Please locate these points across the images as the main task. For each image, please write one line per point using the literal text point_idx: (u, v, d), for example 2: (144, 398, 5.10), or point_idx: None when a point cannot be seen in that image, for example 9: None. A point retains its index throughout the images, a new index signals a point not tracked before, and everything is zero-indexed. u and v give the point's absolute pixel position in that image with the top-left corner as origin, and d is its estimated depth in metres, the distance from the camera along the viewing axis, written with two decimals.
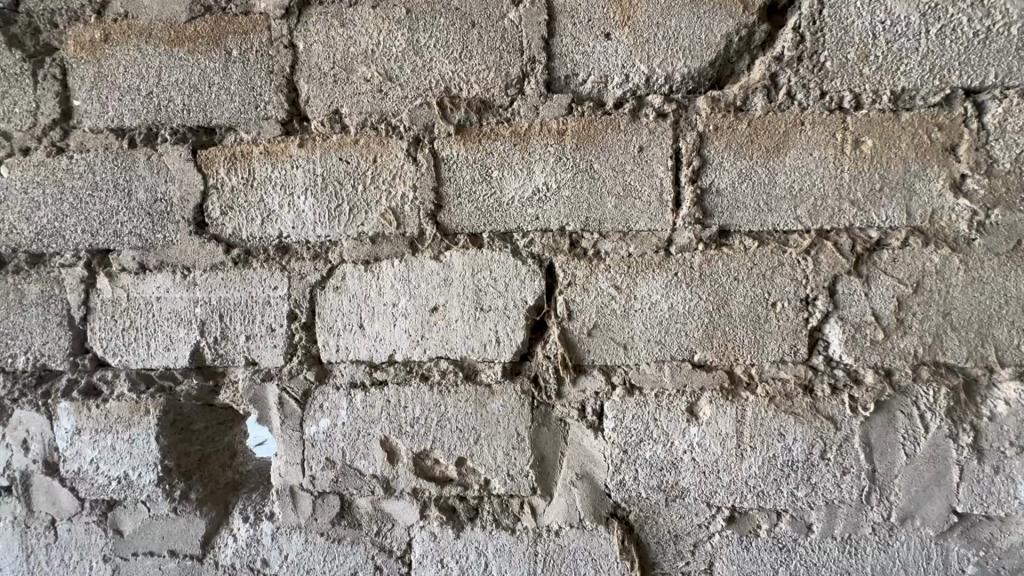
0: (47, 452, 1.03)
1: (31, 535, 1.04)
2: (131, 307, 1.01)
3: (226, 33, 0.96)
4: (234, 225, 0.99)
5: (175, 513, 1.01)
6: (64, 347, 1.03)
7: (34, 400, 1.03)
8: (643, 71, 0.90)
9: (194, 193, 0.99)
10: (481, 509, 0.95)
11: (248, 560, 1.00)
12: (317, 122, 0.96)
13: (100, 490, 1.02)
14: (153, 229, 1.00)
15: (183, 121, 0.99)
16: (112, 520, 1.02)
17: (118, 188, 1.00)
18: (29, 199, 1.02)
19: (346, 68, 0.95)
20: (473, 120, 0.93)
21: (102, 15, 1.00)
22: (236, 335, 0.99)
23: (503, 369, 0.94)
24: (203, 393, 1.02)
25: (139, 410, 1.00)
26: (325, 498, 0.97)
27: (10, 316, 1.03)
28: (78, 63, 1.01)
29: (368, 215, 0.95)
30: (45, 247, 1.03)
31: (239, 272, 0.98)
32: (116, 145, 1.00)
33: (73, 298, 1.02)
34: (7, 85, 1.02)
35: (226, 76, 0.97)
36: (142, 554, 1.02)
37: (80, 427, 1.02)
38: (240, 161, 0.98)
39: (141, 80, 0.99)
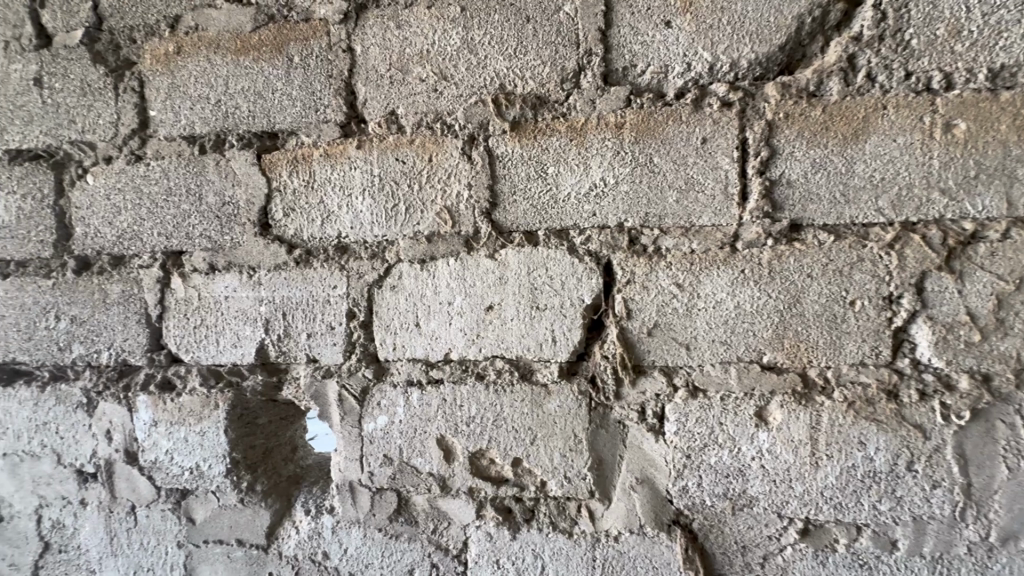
0: (128, 442, 1.10)
1: (114, 520, 1.11)
2: (201, 306, 1.06)
3: (288, 40, 0.99)
4: (295, 226, 1.01)
5: (242, 504, 1.05)
6: (142, 343, 1.09)
7: (117, 393, 1.10)
8: (706, 59, 0.86)
9: (259, 195, 1.02)
10: (537, 511, 0.94)
11: (310, 552, 1.03)
12: (374, 124, 0.97)
13: (174, 479, 1.08)
14: (222, 231, 1.04)
15: (248, 127, 1.03)
16: (185, 508, 1.08)
17: (190, 193, 1.05)
18: (112, 205, 1.09)
19: (402, 69, 0.96)
20: (528, 116, 0.91)
21: (174, 29, 1.05)
22: (298, 333, 1.02)
23: (560, 369, 0.92)
24: (267, 389, 1.05)
25: (209, 404, 1.05)
26: (383, 494, 0.98)
27: (95, 314, 1.11)
28: (154, 76, 1.06)
29: (424, 214, 0.96)
30: (125, 250, 1.09)
31: (301, 272, 1.01)
32: (188, 152, 1.06)
33: (150, 297, 1.08)
34: (93, 99, 1.10)
35: (289, 82, 1.00)
36: (212, 542, 1.07)
37: (157, 419, 1.08)
38: (301, 164, 1.01)
39: (210, 89, 1.04)
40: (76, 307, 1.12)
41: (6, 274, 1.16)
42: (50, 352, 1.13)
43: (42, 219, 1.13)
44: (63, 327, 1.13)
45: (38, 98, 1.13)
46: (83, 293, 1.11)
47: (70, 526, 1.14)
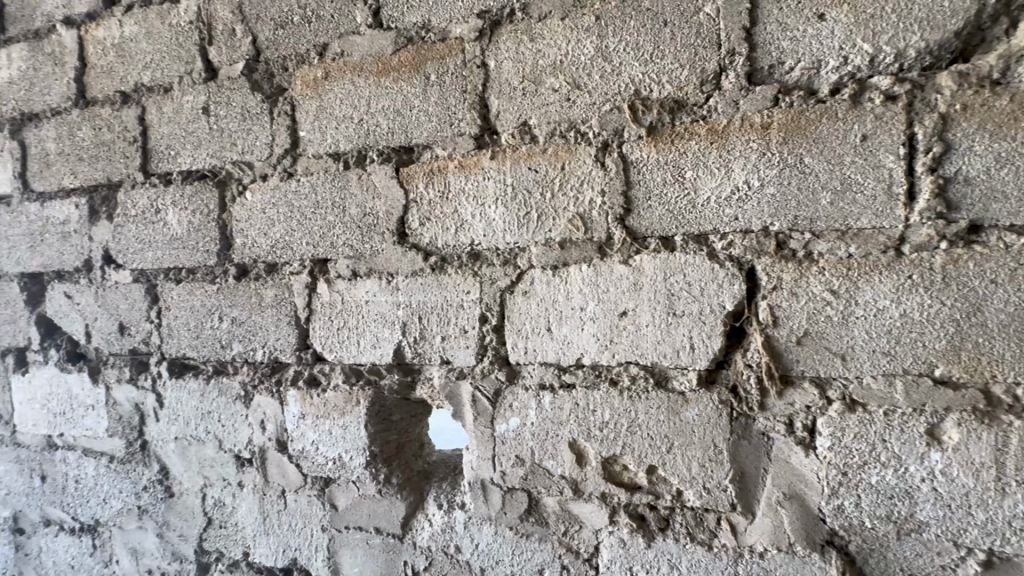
0: (280, 432, 1.21)
1: (267, 501, 1.23)
2: (344, 309, 1.14)
3: (426, 60, 1.06)
4: (431, 235, 1.07)
5: (380, 495, 1.12)
6: (292, 343, 1.20)
7: (270, 387, 1.22)
8: (866, 51, 0.81)
9: (397, 206, 1.09)
10: (672, 520, 0.92)
11: (442, 544, 1.08)
12: (508, 135, 1.01)
13: (320, 468, 1.17)
14: (363, 240, 1.12)
15: (388, 143, 1.10)
16: (329, 495, 1.17)
17: (335, 205, 1.15)
18: (267, 217, 1.22)
19: (535, 81, 0.98)
20: (665, 121, 0.91)
21: (322, 56, 1.15)
22: (433, 335, 1.07)
23: (698, 378, 0.90)
24: (402, 387, 1.12)
25: (352, 400, 1.14)
26: (514, 494, 1.01)
27: (252, 315, 1.24)
28: (304, 100, 1.17)
29: (556, 222, 0.98)
30: (278, 258, 1.21)
31: (436, 278, 1.06)
32: (333, 168, 1.15)
33: (299, 301, 1.19)
34: (252, 123, 1.23)
35: (426, 98, 1.06)
36: (353, 528, 1.15)
37: (304, 412, 1.18)
38: (437, 176, 1.06)
39: (354, 109, 1.12)
40: (236, 309, 1.25)
41: (179, 281, 1.32)
42: (215, 349, 1.28)
43: (209, 232, 1.28)
44: (225, 327, 1.27)
45: (206, 125, 1.28)
46: (241, 297, 1.25)
47: (228, 505, 1.28)
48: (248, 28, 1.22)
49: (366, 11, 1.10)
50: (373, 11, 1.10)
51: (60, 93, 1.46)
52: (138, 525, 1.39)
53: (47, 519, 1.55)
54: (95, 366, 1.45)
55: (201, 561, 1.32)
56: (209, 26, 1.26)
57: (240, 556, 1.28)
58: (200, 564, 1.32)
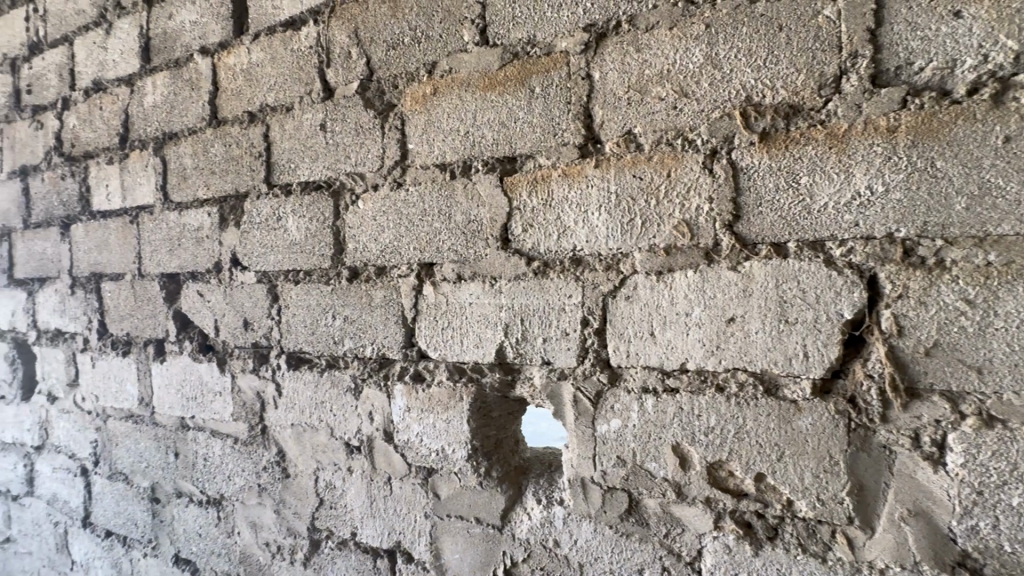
0: (387, 423, 1.31)
1: (374, 486, 1.33)
2: (448, 310, 1.22)
3: (531, 74, 1.10)
4: (533, 240, 1.12)
5: (480, 486, 1.19)
6: (399, 340, 1.29)
7: (378, 381, 1.32)
8: (1010, 48, 0.76)
9: (501, 213, 1.15)
10: (782, 530, 0.91)
11: (541, 538, 1.12)
12: (612, 143, 1.03)
13: (424, 458, 1.26)
14: (468, 245, 1.19)
15: (493, 154, 1.16)
16: (432, 484, 1.25)
17: (441, 213, 1.22)
18: (378, 224, 1.31)
19: (641, 90, 1.00)
20: (779, 126, 0.90)
21: (432, 73, 1.23)
22: (534, 337, 1.12)
23: (812, 387, 0.88)
24: (503, 385, 1.17)
25: (455, 396, 1.21)
26: (614, 493, 1.04)
27: (362, 314, 1.34)
28: (413, 115, 1.26)
29: (661, 228, 0.99)
30: (387, 262, 1.30)
31: (539, 282, 1.11)
32: (440, 178, 1.22)
33: (406, 302, 1.27)
34: (365, 137, 1.33)
35: (530, 110, 1.11)
36: (454, 517, 1.22)
37: (410, 405, 1.27)
38: (540, 184, 1.10)
39: (461, 122, 1.19)
40: (348, 309, 1.36)
41: (297, 282, 1.45)
42: (328, 345, 1.40)
43: (325, 237, 1.40)
44: (338, 325, 1.38)
45: (323, 140, 1.40)
46: (353, 297, 1.35)
47: (338, 488, 1.39)
48: (363, 50, 1.32)
49: (474, 30, 1.17)
50: (480, 30, 1.16)
51: (196, 115, 1.66)
52: (258, 501, 1.55)
53: (179, 491, 1.75)
54: (222, 356, 1.62)
55: (313, 537, 1.45)
56: (327, 50, 1.38)
57: (348, 536, 1.39)
58: (312, 540, 1.45)
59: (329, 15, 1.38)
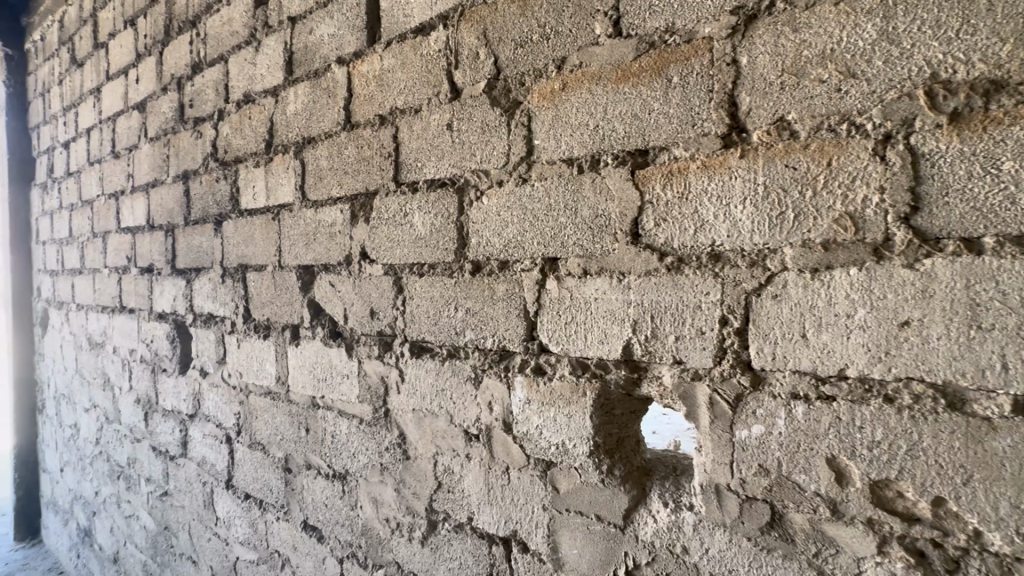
0: (506, 414, 1.34)
1: (492, 475, 1.37)
2: (572, 305, 1.21)
3: (669, 63, 1.07)
4: (666, 235, 1.08)
5: (602, 484, 1.17)
6: (521, 334, 1.31)
7: (499, 372, 1.35)
8: None
9: (631, 208, 1.12)
10: (965, 564, 0.81)
11: (668, 543, 1.08)
12: (761, 132, 0.97)
13: (543, 451, 1.27)
14: (594, 240, 1.18)
15: (623, 147, 1.14)
16: (551, 477, 1.26)
17: (567, 208, 1.22)
18: (501, 219, 1.34)
19: (798, 74, 0.93)
20: (976, 105, 0.79)
21: (561, 68, 1.23)
22: (666, 334, 1.08)
23: (1012, 403, 0.77)
24: (628, 383, 1.15)
25: (578, 391, 1.21)
26: (755, 504, 0.98)
27: (485, 307, 1.38)
28: (540, 111, 1.27)
29: (817, 221, 0.91)
30: (510, 256, 1.33)
31: (672, 278, 1.07)
32: (567, 172, 1.22)
33: (529, 296, 1.29)
34: (490, 135, 1.36)
35: (667, 101, 1.07)
36: (573, 512, 1.22)
37: (530, 398, 1.29)
38: (676, 177, 1.06)
39: (590, 116, 1.18)
40: (470, 301, 1.41)
41: (421, 274, 1.53)
42: (450, 335, 1.46)
43: (449, 232, 1.46)
44: (459, 317, 1.43)
45: (449, 139, 1.46)
46: (475, 290, 1.40)
47: (456, 473, 1.45)
48: (491, 50, 1.36)
49: (607, 23, 1.15)
50: (613, 21, 1.14)
51: (332, 120, 1.80)
52: (380, 479, 1.65)
53: (309, 463, 1.93)
54: (350, 343, 1.75)
55: (431, 518, 1.52)
56: (456, 52, 1.44)
57: (464, 520, 1.44)
58: (430, 520, 1.52)
59: (459, 18, 1.43)
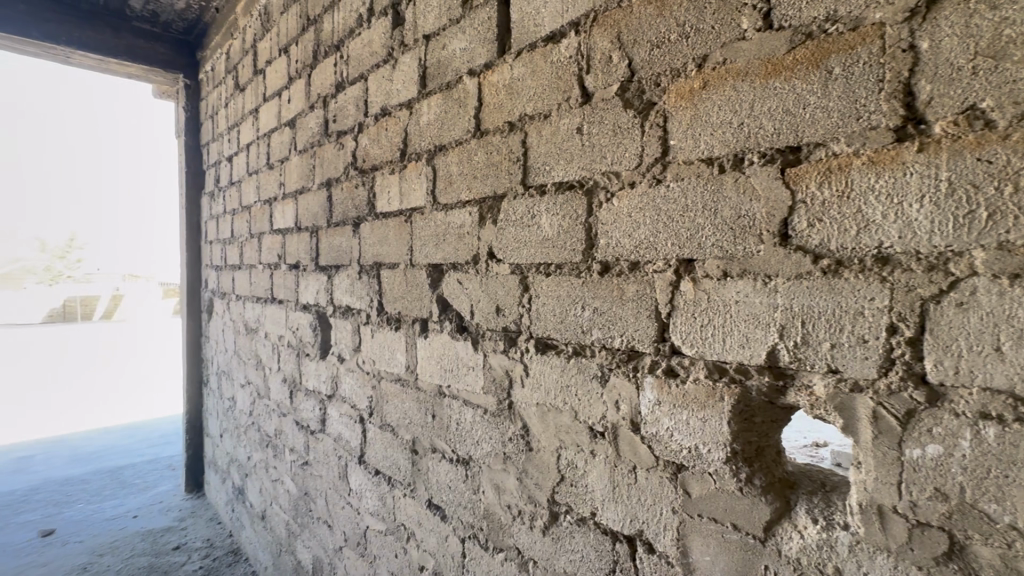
0: (634, 414, 1.35)
1: (618, 473, 1.38)
2: (709, 307, 1.19)
3: (829, 54, 1.01)
4: (822, 236, 1.02)
5: (740, 492, 1.14)
6: (652, 335, 1.31)
7: (627, 372, 1.36)
8: None
9: (780, 208, 1.08)
10: None
11: (817, 562, 1.02)
12: (945, 122, 0.88)
13: (674, 453, 1.26)
14: (736, 242, 1.15)
15: (772, 145, 1.09)
16: (682, 480, 1.25)
17: (706, 208, 1.20)
18: (633, 221, 1.35)
19: (997, 56, 0.83)
20: None
21: (701, 66, 1.21)
22: (819, 341, 1.02)
23: None
24: (772, 391, 1.10)
25: (714, 396, 1.18)
26: (928, 530, 0.89)
27: (613, 307, 1.40)
28: (677, 110, 1.26)
29: (1019, 220, 0.81)
30: (641, 257, 1.33)
31: (828, 282, 1.01)
32: (706, 172, 1.20)
33: (662, 297, 1.28)
34: (622, 137, 1.38)
35: (826, 94, 1.01)
36: (706, 518, 1.20)
37: (661, 400, 1.28)
38: (835, 174, 1.00)
39: (734, 114, 1.15)
40: (598, 301, 1.44)
41: (548, 274, 1.59)
42: (576, 333, 1.50)
43: (577, 233, 1.50)
44: (587, 316, 1.47)
45: (579, 142, 1.49)
46: (604, 290, 1.42)
47: (580, 468, 1.49)
48: (624, 53, 1.37)
49: (756, 16, 1.11)
50: (763, 14, 1.10)
51: (463, 128, 1.93)
52: (503, 467, 1.74)
53: (434, 447, 2.08)
54: (475, 337, 1.87)
55: (552, 509, 1.58)
56: (587, 57, 1.47)
57: (587, 514, 1.47)
58: (552, 511, 1.58)
59: (591, 24, 1.46)
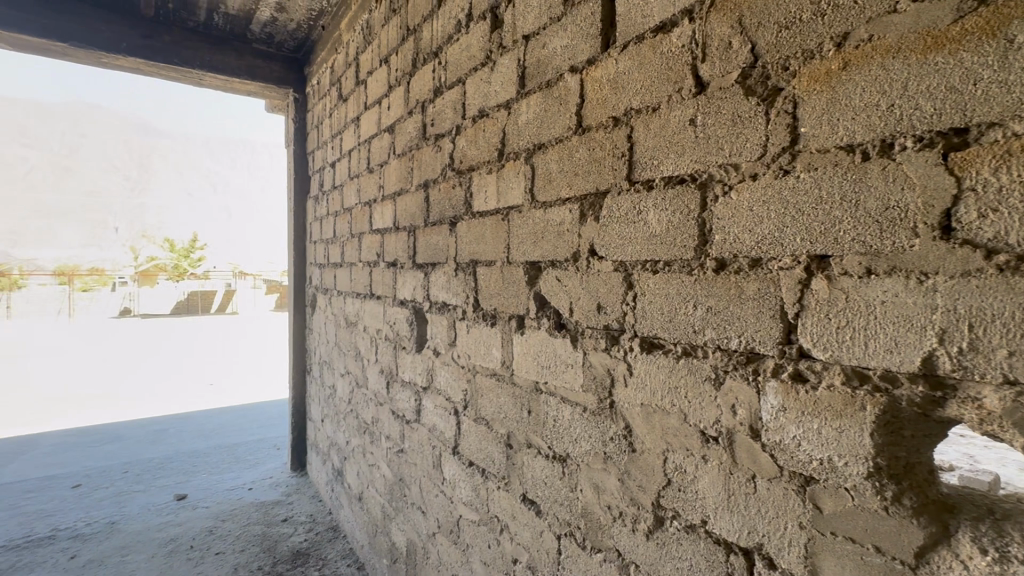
0: (753, 420, 1.27)
1: (734, 481, 1.32)
2: (848, 308, 1.09)
3: (1010, 21, 0.88)
4: (997, 229, 0.90)
5: (885, 512, 1.04)
6: (776, 336, 1.23)
7: (746, 375, 1.29)
8: None
9: (941, 198, 0.96)
10: None
11: None
12: None
13: (801, 465, 1.18)
14: (883, 236, 1.04)
15: (931, 127, 0.98)
16: (811, 494, 1.16)
17: (845, 200, 1.10)
18: (754, 215, 1.28)
19: None
20: None
21: (841, 45, 1.11)
22: (992, 348, 0.90)
23: None
24: (926, 402, 0.99)
25: (853, 404, 1.08)
26: None
27: (730, 305, 1.33)
28: (811, 95, 1.17)
29: None
30: (764, 253, 1.25)
31: (1006, 282, 0.89)
32: (846, 161, 1.10)
33: (788, 297, 1.20)
34: (743, 127, 1.30)
35: (1005, 67, 0.89)
36: (841, 537, 1.10)
37: (787, 406, 1.20)
38: (1017, 157, 0.88)
39: (883, 95, 1.05)
40: (712, 300, 1.37)
41: (655, 271, 1.54)
42: (687, 333, 1.44)
43: (689, 229, 1.44)
44: (699, 315, 1.41)
45: (692, 134, 1.43)
46: (719, 288, 1.36)
47: (689, 473, 1.43)
48: (747, 38, 1.30)
49: None
50: None
51: (563, 126, 1.93)
52: (603, 467, 1.73)
53: (530, 443, 2.11)
54: (574, 334, 1.86)
55: (657, 513, 1.53)
56: (703, 45, 1.40)
57: (697, 522, 1.41)
58: (657, 515, 1.53)
59: (707, 10, 1.39)
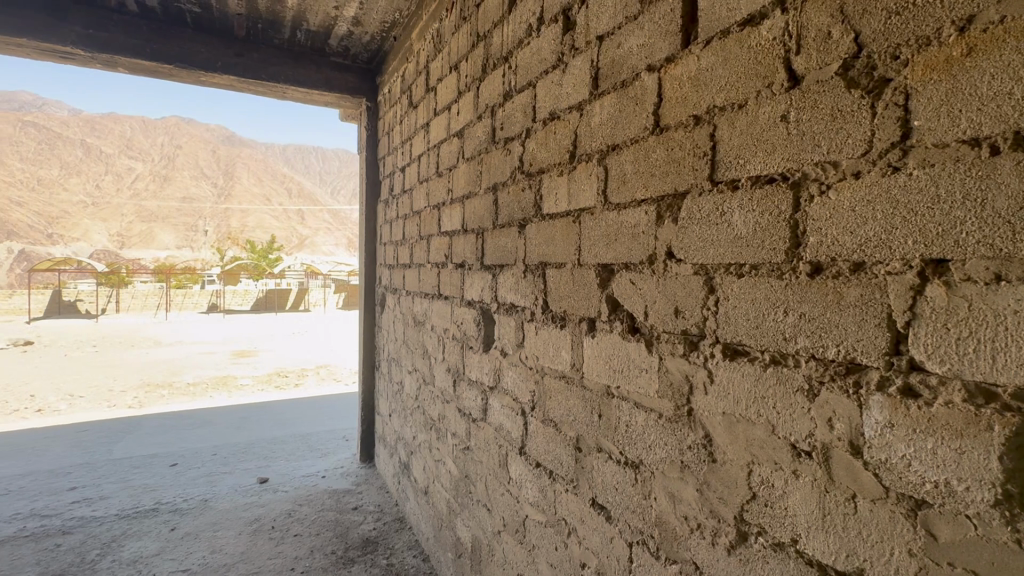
0: (854, 435, 1.19)
1: (830, 500, 1.24)
2: (972, 317, 1.00)
3: None
4: None
5: (1017, 546, 0.94)
6: (881, 346, 1.14)
7: (845, 386, 1.20)
8: None
9: None
10: None
11: None
12: None
13: (912, 487, 1.09)
14: (1015, 239, 0.94)
15: None
16: (923, 519, 1.06)
17: (968, 198, 1.00)
18: (857, 216, 1.20)
19: None
20: None
21: (964, 30, 1.01)
22: None
23: None
24: None
25: (977, 423, 0.99)
26: None
27: (827, 312, 1.25)
28: (926, 86, 1.08)
29: None
30: (868, 256, 1.17)
31: None
32: (970, 156, 1.00)
33: (897, 304, 1.11)
34: (843, 122, 1.22)
35: None
36: (960, 569, 1.01)
37: (895, 422, 1.12)
38: None
39: (1017, 83, 0.95)
40: (806, 306, 1.30)
41: (740, 275, 1.48)
42: (776, 340, 1.37)
43: (779, 231, 1.37)
44: (790, 322, 1.34)
45: (783, 131, 1.36)
46: (814, 294, 1.28)
47: (778, 488, 1.36)
48: (850, 27, 1.22)
49: None
50: None
51: (639, 126, 1.90)
52: (679, 476, 1.68)
53: (600, 447, 2.09)
54: (649, 339, 1.82)
55: (739, 528, 1.47)
56: (798, 36, 1.33)
57: (786, 540, 1.34)
58: (739, 531, 1.47)
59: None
